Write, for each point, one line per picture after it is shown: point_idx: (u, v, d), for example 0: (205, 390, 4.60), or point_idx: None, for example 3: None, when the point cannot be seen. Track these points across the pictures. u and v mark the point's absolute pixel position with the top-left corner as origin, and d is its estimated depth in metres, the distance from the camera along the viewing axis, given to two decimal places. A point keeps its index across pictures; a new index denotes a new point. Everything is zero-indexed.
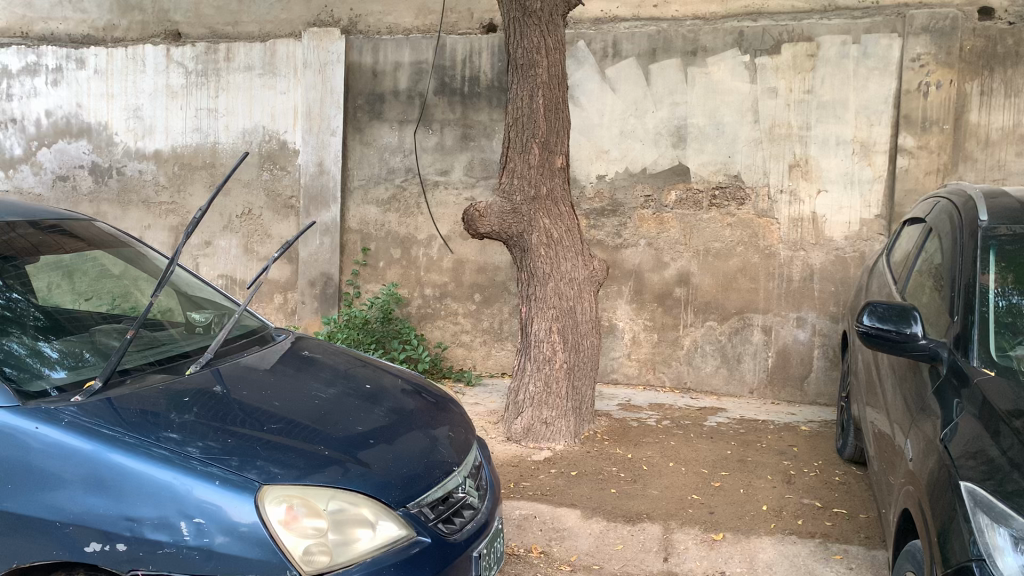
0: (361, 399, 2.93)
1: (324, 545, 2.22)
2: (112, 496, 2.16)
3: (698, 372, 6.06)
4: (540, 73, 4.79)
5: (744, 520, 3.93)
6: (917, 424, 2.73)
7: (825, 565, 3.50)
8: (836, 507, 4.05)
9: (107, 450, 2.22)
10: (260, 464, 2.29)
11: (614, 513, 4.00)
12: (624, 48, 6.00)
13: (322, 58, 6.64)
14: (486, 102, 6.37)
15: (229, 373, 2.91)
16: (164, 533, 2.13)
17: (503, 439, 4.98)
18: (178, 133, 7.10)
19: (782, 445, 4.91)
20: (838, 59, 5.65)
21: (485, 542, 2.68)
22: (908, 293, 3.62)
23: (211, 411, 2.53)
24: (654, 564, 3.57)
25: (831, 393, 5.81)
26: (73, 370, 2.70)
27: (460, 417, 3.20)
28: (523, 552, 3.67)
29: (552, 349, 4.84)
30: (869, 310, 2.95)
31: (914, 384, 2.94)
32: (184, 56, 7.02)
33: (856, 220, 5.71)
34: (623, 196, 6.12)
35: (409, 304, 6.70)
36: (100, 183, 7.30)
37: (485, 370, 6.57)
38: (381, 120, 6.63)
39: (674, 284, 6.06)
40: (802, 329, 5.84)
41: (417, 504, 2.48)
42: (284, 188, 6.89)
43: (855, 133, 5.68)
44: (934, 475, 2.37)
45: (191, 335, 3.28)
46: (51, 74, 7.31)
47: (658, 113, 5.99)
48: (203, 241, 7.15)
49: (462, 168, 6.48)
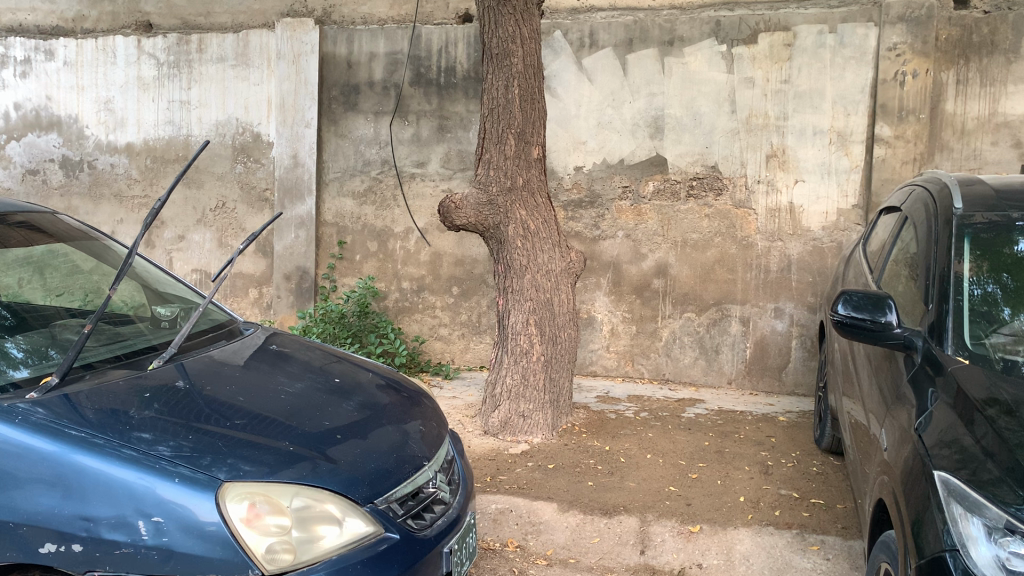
0: (331, 394, 2.88)
1: (288, 543, 2.16)
2: (70, 496, 2.10)
3: (677, 363, 6.04)
4: (515, 62, 4.74)
5: (721, 511, 3.91)
6: (892, 414, 2.70)
7: (802, 557, 3.48)
8: (813, 497, 4.04)
9: (71, 451, 2.15)
10: (230, 462, 2.23)
11: (591, 506, 3.97)
12: (600, 38, 5.95)
13: (296, 48, 6.55)
14: (462, 93, 6.31)
15: (195, 368, 2.85)
16: (122, 532, 2.07)
17: (480, 433, 4.93)
18: (150, 125, 6.99)
19: (760, 436, 4.90)
20: (815, 49, 5.63)
21: (457, 537, 2.63)
22: (883, 282, 3.60)
23: (174, 407, 2.47)
24: (631, 557, 3.54)
25: (808, 383, 5.81)
26: (37, 368, 2.63)
27: (433, 411, 3.15)
28: (499, 546, 3.63)
29: (529, 341, 4.79)
30: (844, 298, 2.93)
31: (891, 372, 2.91)
32: (155, 47, 6.92)
33: (833, 210, 5.70)
34: (601, 188, 6.08)
35: (386, 298, 6.65)
36: (70, 176, 7.18)
37: (462, 363, 6.52)
38: (357, 112, 6.55)
39: (652, 275, 6.03)
40: (780, 320, 5.83)
41: (386, 500, 2.43)
42: (259, 180, 6.80)
43: (831, 123, 5.66)
44: (909, 466, 2.35)
45: (158, 329, 3.22)
46: (20, 66, 7.20)
47: (635, 103, 5.95)
48: (176, 235, 7.05)
49: (439, 160, 6.41)
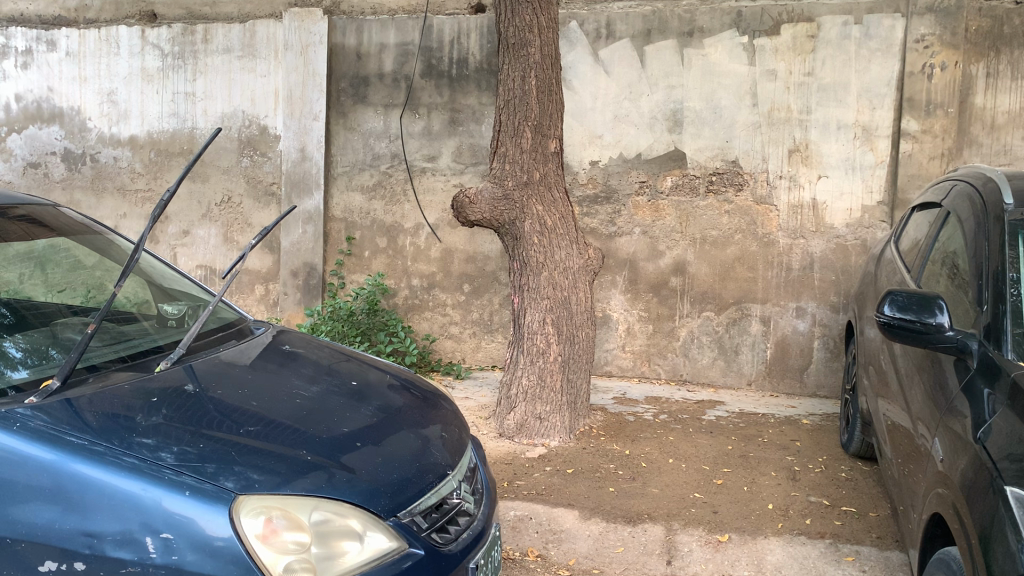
0: (347, 397, 2.72)
1: (307, 561, 2.01)
2: (73, 509, 1.94)
3: (695, 364, 5.88)
4: (533, 53, 4.58)
5: (749, 519, 3.75)
6: (945, 423, 2.53)
7: (837, 568, 3.33)
8: (844, 505, 3.88)
9: (71, 460, 2.00)
10: (238, 470, 2.08)
11: (613, 513, 3.81)
12: (617, 29, 5.78)
13: (304, 39, 6.39)
14: (474, 85, 6.15)
15: (203, 369, 2.69)
16: (128, 550, 1.91)
17: (495, 436, 4.78)
18: (154, 118, 6.83)
19: (784, 439, 4.74)
20: (840, 40, 5.47)
21: (482, 551, 2.47)
22: (923, 283, 3.44)
23: (183, 413, 2.31)
24: (657, 567, 3.40)
25: (831, 384, 5.66)
26: (37, 369, 2.48)
27: (452, 414, 2.99)
28: (519, 556, 3.49)
29: (546, 341, 4.63)
30: (890, 299, 2.77)
31: (939, 377, 2.74)
32: (160, 38, 6.76)
33: (858, 207, 5.55)
34: (617, 183, 5.91)
35: (396, 295, 6.49)
36: (73, 170, 7.02)
37: (474, 363, 6.37)
38: (366, 104, 6.39)
39: (670, 273, 5.87)
40: (801, 320, 5.67)
41: (409, 513, 2.27)
42: (265, 174, 6.65)
43: (856, 117, 5.50)
44: (971, 478, 2.19)
45: (165, 328, 3.06)
46: (21, 57, 7.04)
47: (653, 96, 5.78)
48: (181, 230, 6.89)
49: (450, 154, 6.25)
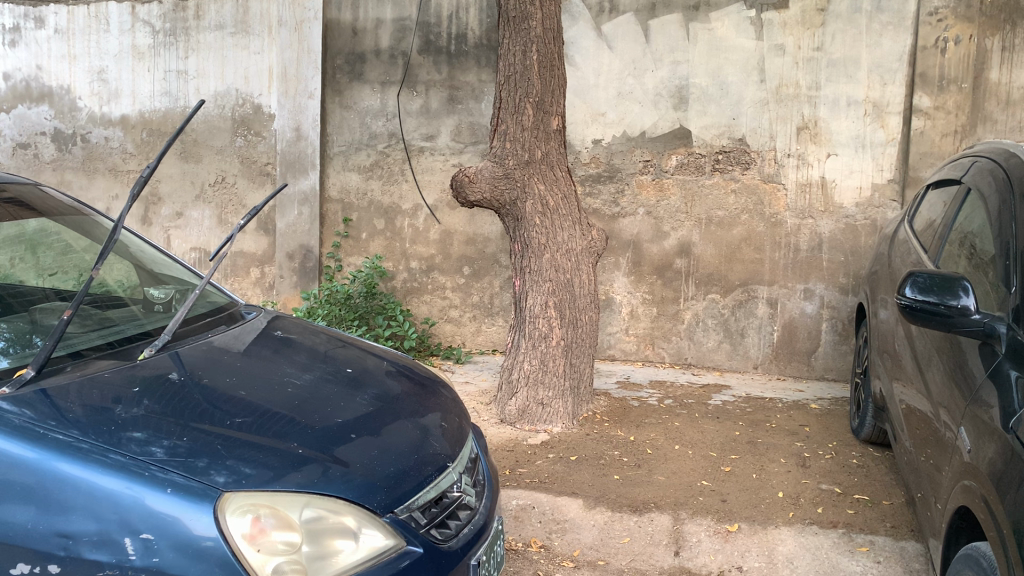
0: (343, 385, 2.59)
1: (298, 563, 1.89)
2: (45, 507, 1.82)
3: (700, 347, 5.76)
4: (534, 26, 4.43)
5: (759, 509, 3.63)
6: (972, 410, 2.39)
7: (850, 560, 3.22)
8: (856, 493, 3.77)
9: (48, 456, 1.87)
10: (223, 464, 1.96)
11: (618, 503, 3.69)
12: (621, 2, 5.61)
13: (298, 15, 6.23)
14: (474, 62, 6.00)
15: (191, 356, 2.56)
16: (105, 552, 1.79)
17: (496, 422, 4.66)
18: (145, 97, 6.67)
19: (793, 425, 4.62)
20: (850, 14, 5.31)
21: (484, 547, 2.36)
22: (942, 263, 3.30)
23: (165, 403, 2.18)
24: (665, 559, 3.29)
25: (840, 368, 5.54)
26: (17, 358, 2.35)
27: (452, 401, 2.86)
28: (522, 547, 3.38)
29: (548, 325, 4.50)
30: (910, 281, 2.62)
31: (962, 362, 2.60)
32: (151, 14, 6.58)
33: (867, 185, 5.41)
34: (621, 162, 5.76)
35: (394, 279, 6.36)
36: (63, 150, 6.85)
37: (474, 347, 6.25)
38: (362, 82, 6.23)
39: (674, 255, 5.74)
40: (809, 302, 5.55)
41: (406, 508, 2.15)
42: (259, 154, 6.49)
43: (866, 93, 5.35)
44: (1001, 470, 2.06)
45: (150, 313, 2.92)
46: (8, 34, 6.86)
47: (657, 72, 5.62)
48: (174, 211, 6.73)
49: (449, 133, 6.10)
